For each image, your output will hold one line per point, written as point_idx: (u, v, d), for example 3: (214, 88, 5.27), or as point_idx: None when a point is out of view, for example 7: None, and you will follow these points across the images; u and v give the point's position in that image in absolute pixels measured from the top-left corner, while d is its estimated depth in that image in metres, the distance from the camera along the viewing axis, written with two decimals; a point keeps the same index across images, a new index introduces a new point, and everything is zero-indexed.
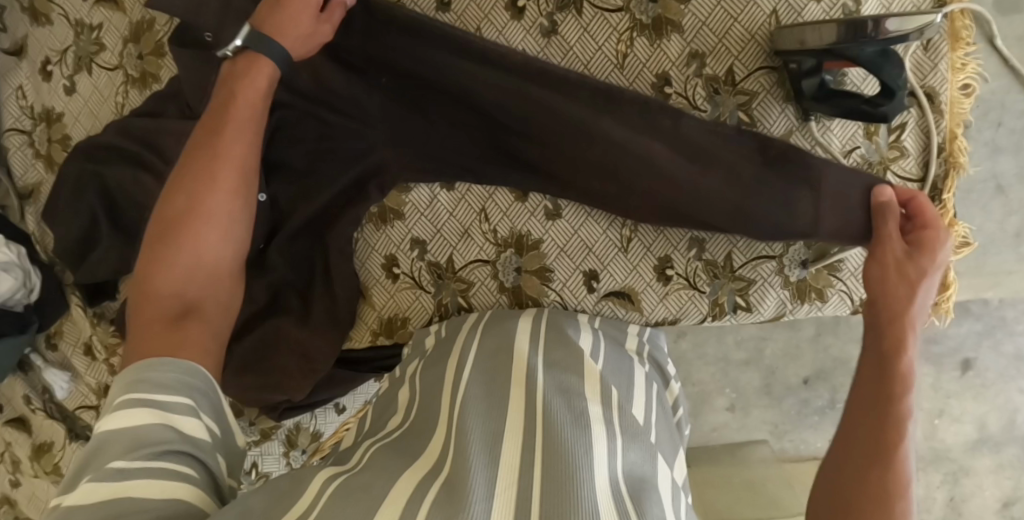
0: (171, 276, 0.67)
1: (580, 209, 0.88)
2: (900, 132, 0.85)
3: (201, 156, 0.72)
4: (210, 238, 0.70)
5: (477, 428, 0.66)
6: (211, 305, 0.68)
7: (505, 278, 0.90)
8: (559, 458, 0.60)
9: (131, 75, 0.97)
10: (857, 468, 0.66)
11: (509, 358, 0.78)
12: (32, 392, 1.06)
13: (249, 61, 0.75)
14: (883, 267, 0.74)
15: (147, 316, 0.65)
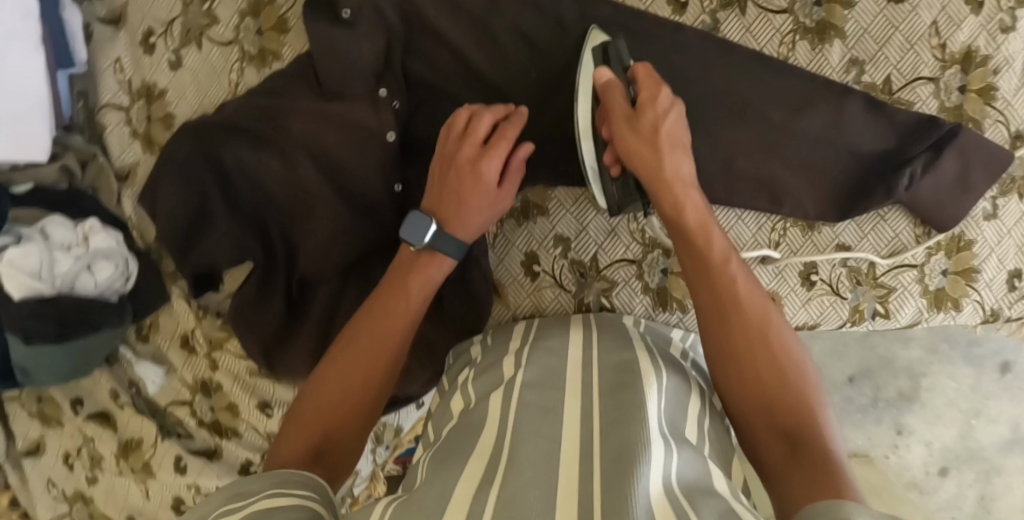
0: (328, 401, 0.71)
1: (730, 211, 0.89)
2: None
3: (380, 300, 0.76)
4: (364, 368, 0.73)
5: (539, 429, 0.66)
6: (348, 436, 0.71)
7: (650, 279, 0.88)
8: (626, 450, 0.60)
9: (249, 52, 0.91)
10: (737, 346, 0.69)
11: (561, 375, 0.75)
12: (119, 387, 1.00)
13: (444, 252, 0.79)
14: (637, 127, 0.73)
15: (306, 431, 0.69)
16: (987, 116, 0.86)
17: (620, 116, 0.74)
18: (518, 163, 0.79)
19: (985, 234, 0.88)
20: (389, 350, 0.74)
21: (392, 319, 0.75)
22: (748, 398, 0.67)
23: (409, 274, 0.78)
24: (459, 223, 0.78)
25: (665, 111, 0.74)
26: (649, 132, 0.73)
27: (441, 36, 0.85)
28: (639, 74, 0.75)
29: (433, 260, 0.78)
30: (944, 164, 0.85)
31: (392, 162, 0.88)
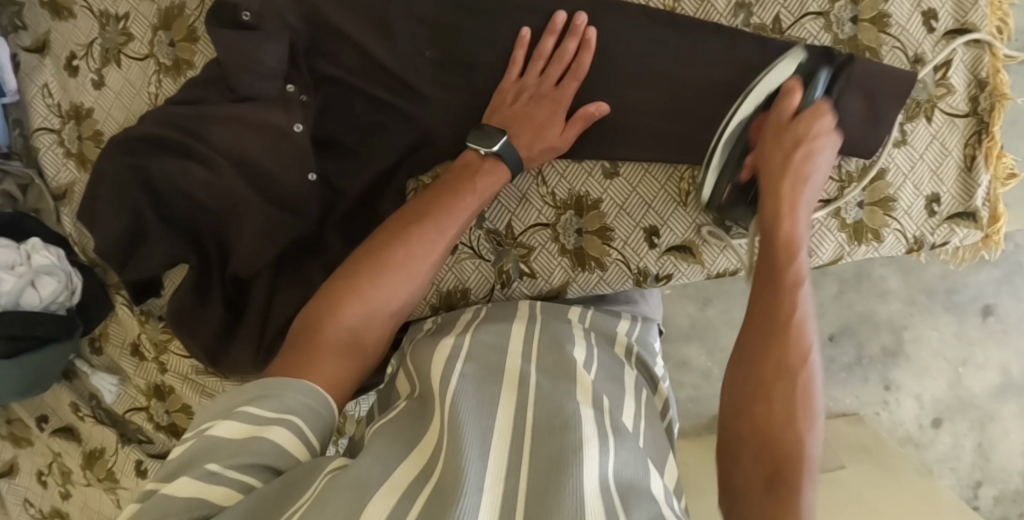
0: (356, 310, 0.76)
1: (638, 165, 0.88)
2: (946, 69, 0.87)
3: (413, 215, 0.82)
4: (391, 288, 0.78)
5: (470, 415, 0.65)
6: (338, 368, 0.72)
7: (566, 241, 0.89)
8: (554, 461, 0.60)
9: (164, 64, 0.95)
10: (766, 335, 0.71)
11: (501, 365, 0.75)
12: (79, 400, 1.04)
13: (482, 174, 0.84)
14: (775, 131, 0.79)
15: (323, 339, 0.73)
16: (883, 43, 0.86)
17: (775, 128, 0.80)
18: (587, 115, 0.84)
19: (897, 161, 0.88)
20: (415, 278, 0.80)
21: (416, 250, 0.80)
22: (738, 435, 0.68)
23: (472, 179, 0.84)
24: (490, 170, 0.84)
25: (819, 130, 0.79)
26: (792, 140, 0.78)
27: (340, 27, 0.88)
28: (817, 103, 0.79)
29: (495, 169, 0.84)
30: (846, 101, 0.84)
31: (308, 155, 0.89)
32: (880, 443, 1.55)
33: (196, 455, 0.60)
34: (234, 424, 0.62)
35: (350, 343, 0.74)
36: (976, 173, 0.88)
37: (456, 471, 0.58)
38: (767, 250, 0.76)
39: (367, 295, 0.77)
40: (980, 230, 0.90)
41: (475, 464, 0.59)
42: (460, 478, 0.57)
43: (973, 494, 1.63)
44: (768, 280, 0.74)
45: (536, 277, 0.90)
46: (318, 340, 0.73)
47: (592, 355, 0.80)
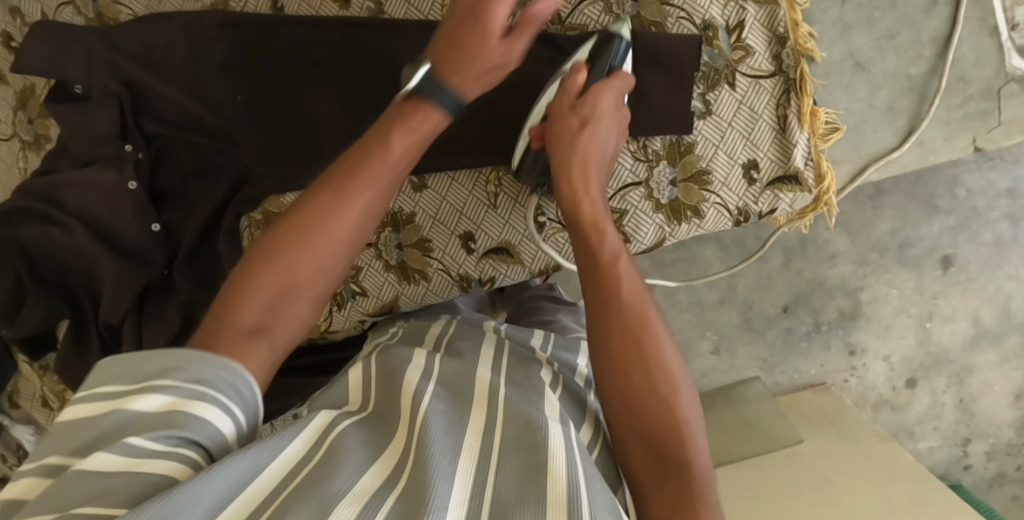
0: (286, 271, 0.66)
1: (443, 174, 0.89)
2: (741, 31, 0.83)
3: (360, 158, 0.72)
4: (331, 247, 0.68)
5: (439, 430, 0.62)
6: (261, 342, 0.63)
7: (389, 256, 0.92)
8: (523, 472, 0.57)
9: (27, 140, 1.03)
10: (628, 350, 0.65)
11: (470, 381, 0.72)
12: (8, 451, 1.15)
13: (414, 109, 0.74)
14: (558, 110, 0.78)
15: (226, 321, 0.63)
16: (667, 16, 0.84)
17: (563, 108, 0.78)
18: (534, 16, 0.74)
19: (706, 133, 0.85)
20: (348, 222, 0.69)
21: (356, 199, 0.70)
22: (625, 390, 0.63)
23: (399, 124, 0.73)
24: (419, 112, 0.74)
25: (603, 107, 0.77)
26: (576, 117, 0.77)
27: (155, 89, 0.94)
28: (610, 78, 0.78)
29: (420, 110, 0.74)
30: (645, 81, 0.84)
31: (144, 207, 0.96)
32: (843, 409, 1.47)
33: (106, 433, 0.53)
34: (158, 398, 0.55)
35: (256, 333, 0.63)
36: (791, 133, 0.84)
37: (422, 481, 0.55)
38: (575, 231, 0.74)
39: (293, 260, 0.67)
40: (808, 193, 0.86)
41: (444, 476, 0.56)
42: (429, 482, 0.54)
43: (963, 452, 1.57)
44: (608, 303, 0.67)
45: (368, 295, 0.93)
46: (206, 340, 0.63)
47: (557, 379, 0.77)
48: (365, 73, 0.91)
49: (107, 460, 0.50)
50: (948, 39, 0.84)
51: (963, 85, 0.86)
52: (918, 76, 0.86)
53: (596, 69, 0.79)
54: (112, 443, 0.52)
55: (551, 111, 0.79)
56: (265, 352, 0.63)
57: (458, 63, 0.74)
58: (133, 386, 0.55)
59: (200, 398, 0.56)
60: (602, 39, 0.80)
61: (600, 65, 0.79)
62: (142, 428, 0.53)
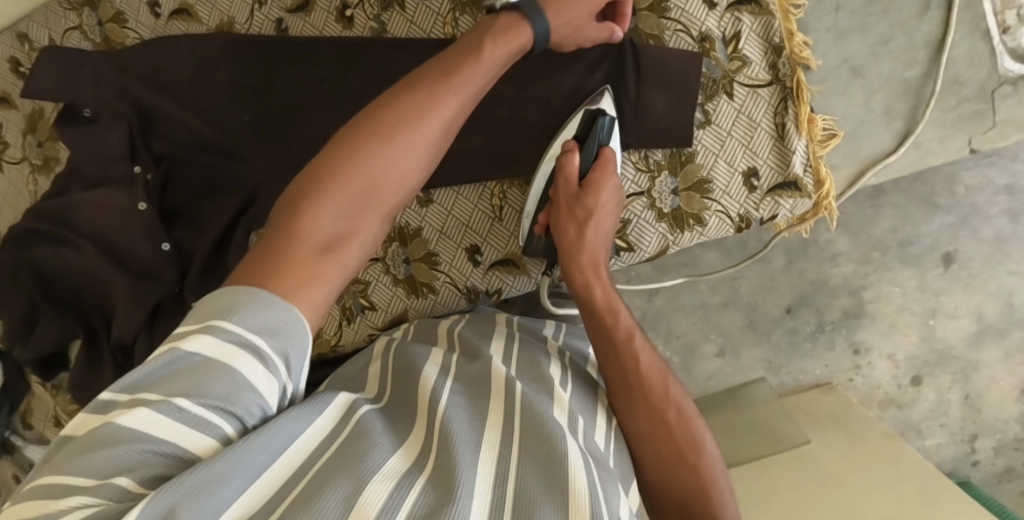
0: (380, 165, 0.68)
1: (448, 189, 0.91)
2: (737, 41, 0.85)
3: (419, 93, 0.71)
4: (390, 162, 0.69)
5: (457, 426, 0.64)
6: (348, 243, 0.66)
7: (397, 271, 0.94)
8: (544, 471, 0.58)
9: (36, 163, 1.05)
10: (653, 422, 0.73)
11: (485, 376, 0.73)
12: (20, 471, 1.13)
13: (506, 27, 0.75)
14: (557, 208, 0.82)
15: (303, 230, 0.63)
16: (665, 28, 0.85)
17: (565, 200, 0.81)
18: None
19: (705, 142, 0.87)
20: (411, 167, 0.71)
21: (423, 121, 0.70)
22: (659, 457, 0.72)
23: (489, 38, 0.74)
24: (513, 29, 0.75)
25: (606, 197, 0.80)
26: (582, 216, 0.80)
27: (165, 110, 0.96)
28: (601, 161, 0.81)
29: (516, 26, 0.75)
30: (649, 95, 0.85)
31: (155, 224, 0.97)
32: (849, 409, 1.48)
33: (152, 377, 0.55)
34: (214, 342, 0.56)
35: (332, 247, 0.64)
36: (789, 140, 0.85)
37: (448, 476, 0.56)
38: (591, 317, 0.78)
39: (369, 168, 0.68)
40: (807, 198, 0.87)
41: (469, 468, 0.57)
42: (455, 476, 0.56)
43: (970, 448, 1.57)
44: (636, 402, 0.73)
45: (376, 309, 0.95)
46: (277, 261, 0.61)
47: (569, 369, 0.79)
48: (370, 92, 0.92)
49: (147, 417, 0.53)
50: (941, 42, 0.86)
51: (957, 87, 0.87)
52: (913, 79, 0.87)
53: (585, 149, 0.82)
54: (146, 395, 0.54)
55: (554, 199, 0.82)
56: (331, 282, 0.64)
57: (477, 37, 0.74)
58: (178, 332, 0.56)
59: (247, 351, 0.56)
60: (588, 116, 0.82)
61: (589, 143, 0.81)
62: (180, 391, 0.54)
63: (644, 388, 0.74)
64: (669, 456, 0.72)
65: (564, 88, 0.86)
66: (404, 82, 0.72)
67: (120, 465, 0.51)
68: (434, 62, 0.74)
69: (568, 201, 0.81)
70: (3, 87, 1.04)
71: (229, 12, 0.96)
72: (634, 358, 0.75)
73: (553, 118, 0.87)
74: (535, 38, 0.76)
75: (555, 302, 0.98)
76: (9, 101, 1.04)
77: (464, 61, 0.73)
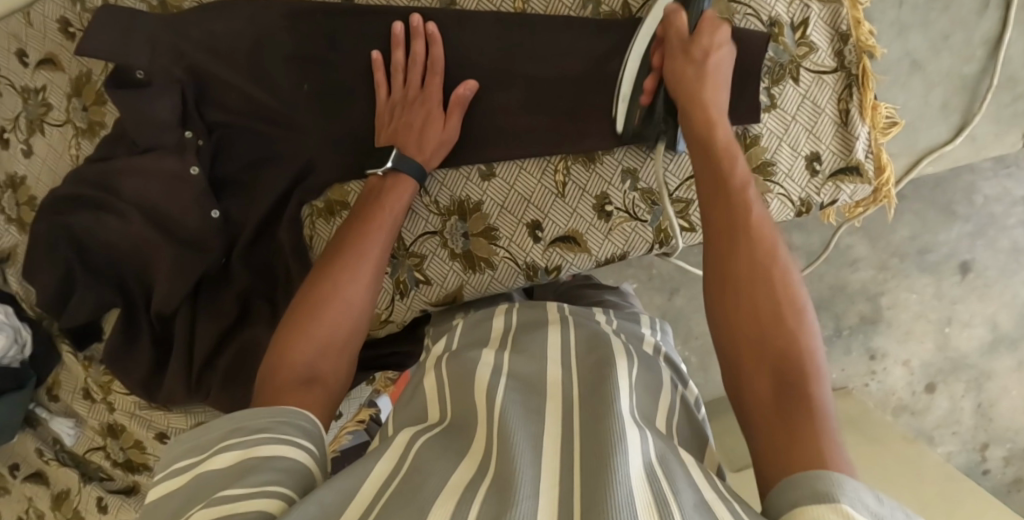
0: (311, 337, 0.75)
1: (511, 163, 0.91)
2: (805, 28, 0.86)
3: (345, 249, 0.82)
4: (353, 298, 0.78)
5: (518, 424, 0.64)
6: (330, 377, 0.74)
7: (454, 245, 0.93)
8: (601, 446, 0.59)
9: (80, 127, 1.02)
10: (750, 253, 0.68)
11: (540, 375, 0.73)
12: (43, 445, 1.10)
13: (393, 184, 0.87)
14: (675, 48, 0.81)
15: (283, 378, 0.71)
16: (735, 12, 0.86)
17: (679, 52, 0.81)
18: (458, 100, 0.87)
19: (769, 126, 0.88)
20: (356, 301, 0.79)
21: (351, 280, 0.79)
22: (752, 317, 0.65)
23: (381, 198, 0.86)
24: (397, 184, 0.87)
25: (714, 67, 0.80)
26: (700, 56, 0.80)
27: (224, 77, 0.95)
28: (704, 18, 0.82)
29: (397, 183, 0.87)
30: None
31: (203, 196, 0.96)
32: (865, 412, 1.49)
33: (199, 492, 0.59)
34: (243, 449, 0.62)
35: (309, 382, 0.72)
36: (852, 126, 0.87)
37: (510, 477, 0.57)
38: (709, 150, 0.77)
39: (326, 317, 0.76)
40: (868, 184, 0.88)
41: (526, 466, 0.58)
42: (514, 477, 0.57)
43: (981, 457, 1.61)
44: (726, 240, 0.70)
45: (431, 283, 0.94)
46: (273, 390, 0.70)
47: (629, 348, 0.79)
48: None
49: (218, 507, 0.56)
50: (999, 40, 0.88)
51: (1013, 85, 0.90)
52: (970, 75, 0.89)
53: (679, 58, 0.82)
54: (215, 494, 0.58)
55: (666, 45, 0.82)
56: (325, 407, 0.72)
57: (380, 187, 0.87)
58: (202, 456, 0.63)
59: (272, 442, 0.62)
60: None
61: (692, 8, 0.82)
62: (229, 480, 0.59)
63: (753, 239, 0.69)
64: (757, 292, 0.66)
65: None
66: (356, 227, 0.84)
67: None
68: (358, 213, 0.86)
69: (680, 45, 0.81)
70: (50, 47, 1.02)
71: None
72: (743, 221, 0.71)
73: None
74: (416, 178, 0.88)
75: (595, 295, 1.00)
76: (55, 62, 1.02)
77: (372, 213, 0.85)
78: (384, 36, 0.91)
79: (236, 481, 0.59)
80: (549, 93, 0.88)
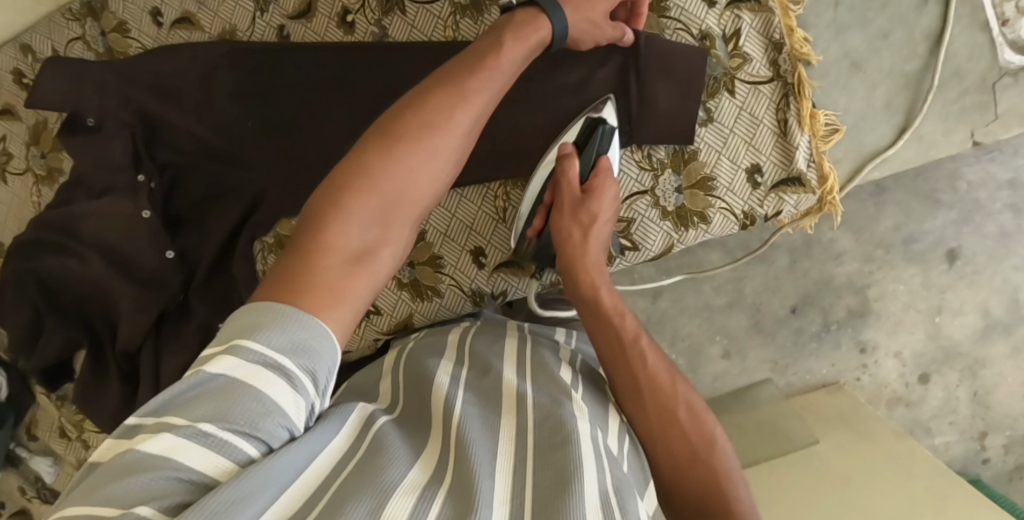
0: (373, 200, 0.66)
1: (451, 191, 0.91)
2: (738, 39, 0.85)
3: (434, 95, 0.70)
4: (439, 157, 0.70)
5: (473, 439, 0.62)
6: (385, 251, 0.66)
7: (401, 274, 0.93)
8: (559, 472, 0.57)
9: (39, 174, 1.05)
10: (685, 455, 0.70)
11: (499, 388, 0.72)
12: (26, 482, 1.14)
13: (528, 22, 0.74)
14: (562, 214, 0.81)
15: (320, 257, 0.61)
16: (665, 27, 0.86)
17: (567, 207, 0.81)
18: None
19: (707, 140, 0.87)
20: (438, 172, 0.70)
21: (448, 137, 0.70)
22: (673, 459, 0.70)
23: (508, 36, 0.73)
24: (530, 23, 0.74)
25: (607, 203, 0.81)
26: (586, 219, 0.80)
27: (172, 119, 0.96)
28: (599, 169, 0.82)
29: (533, 26, 0.74)
30: (653, 90, 0.85)
31: (159, 234, 0.97)
32: (858, 407, 1.44)
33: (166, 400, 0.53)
34: (237, 362, 0.54)
35: (360, 259, 0.63)
36: (792, 136, 0.86)
37: (468, 485, 0.56)
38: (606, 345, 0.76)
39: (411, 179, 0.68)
40: (811, 194, 0.87)
41: (487, 480, 0.57)
42: (473, 486, 0.55)
43: (981, 446, 1.54)
44: (647, 400, 0.72)
45: (381, 313, 0.94)
46: (321, 265, 0.61)
47: (581, 374, 0.77)
48: (375, 98, 0.92)
49: (170, 441, 0.50)
50: (940, 37, 0.86)
51: (958, 79, 0.88)
52: (912, 73, 0.87)
53: (585, 156, 0.82)
54: (171, 419, 0.52)
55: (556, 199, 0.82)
56: (371, 284, 0.64)
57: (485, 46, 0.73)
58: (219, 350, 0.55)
59: (272, 369, 0.55)
60: (588, 125, 0.83)
61: (587, 151, 0.82)
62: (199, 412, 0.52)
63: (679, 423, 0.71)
64: (687, 497, 0.69)
65: (564, 86, 0.86)
66: (444, 73, 0.72)
67: (142, 492, 0.48)
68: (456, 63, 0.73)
69: (566, 209, 0.81)
70: (6, 98, 1.05)
71: (230, 20, 0.96)
72: (659, 402, 0.72)
73: (555, 120, 0.87)
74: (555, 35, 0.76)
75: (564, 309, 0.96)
76: (12, 112, 1.05)
77: (486, 58, 0.72)
78: (324, 70, 0.93)
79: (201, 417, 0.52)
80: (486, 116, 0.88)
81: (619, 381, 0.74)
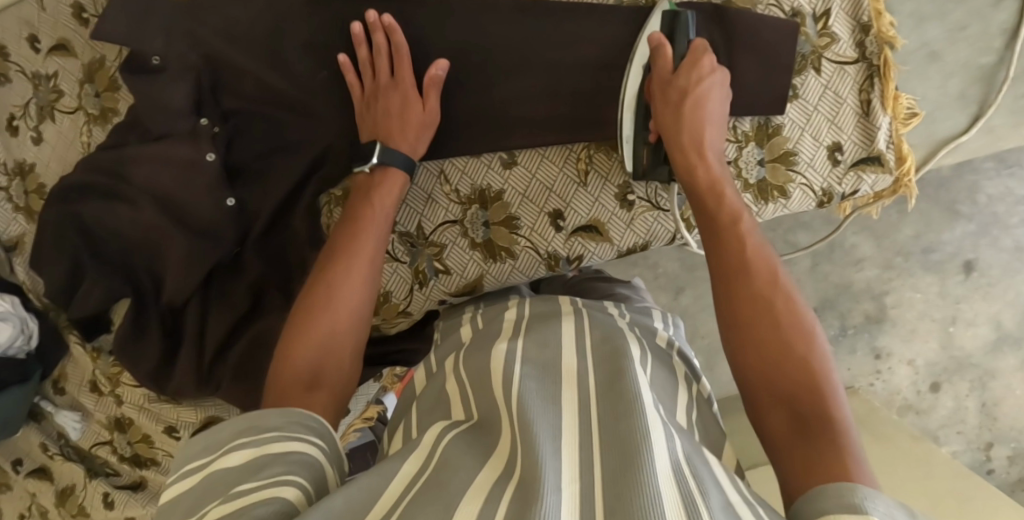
0: (320, 333, 0.74)
1: (533, 152, 0.91)
2: (827, 19, 0.87)
3: (338, 245, 0.81)
4: (353, 294, 0.77)
5: (542, 423, 0.57)
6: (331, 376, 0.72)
7: (475, 234, 0.93)
8: (625, 447, 0.53)
9: (92, 113, 1.00)
10: (772, 340, 0.64)
11: (556, 362, 0.67)
12: (48, 439, 1.08)
13: (382, 173, 0.87)
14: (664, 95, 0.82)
15: (283, 382, 0.70)
16: (757, 2, 0.87)
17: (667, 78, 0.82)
18: (433, 77, 0.87)
19: (792, 116, 0.88)
20: (353, 305, 0.77)
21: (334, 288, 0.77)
22: (757, 343, 0.65)
23: (372, 195, 0.86)
24: (385, 179, 0.87)
25: (703, 79, 0.81)
26: (680, 96, 0.81)
27: (239, 63, 0.94)
28: (692, 48, 0.82)
29: (386, 178, 0.87)
30: (740, 64, 0.87)
31: (217, 182, 0.94)
32: (873, 411, 1.43)
33: (211, 490, 0.57)
34: (250, 446, 0.60)
35: (311, 384, 0.70)
36: (873, 116, 0.87)
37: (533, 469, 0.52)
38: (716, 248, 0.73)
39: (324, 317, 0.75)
40: (888, 174, 0.89)
41: (550, 461, 0.53)
42: (538, 472, 0.51)
43: (985, 455, 1.50)
44: (751, 298, 0.67)
45: (451, 273, 0.94)
46: (275, 394, 0.69)
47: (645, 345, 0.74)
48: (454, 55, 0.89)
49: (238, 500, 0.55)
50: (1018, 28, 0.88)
51: None
52: (988, 66, 0.90)
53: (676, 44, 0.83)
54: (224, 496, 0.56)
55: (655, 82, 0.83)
56: (337, 394, 0.72)
57: (370, 184, 0.87)
58: (216, 455, 0.60)
59: (280, 434, 0.61)
60: (670, 15, 0.83)
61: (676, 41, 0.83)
62: (246, 476, 0.57)
63: (779, 314, 0.66)
64: (771, 383, 0.62)
65: None
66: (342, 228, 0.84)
67: None
68: (350, 209, 0.85)
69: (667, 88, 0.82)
70: (62, 32, 1.00)
71: None
72: (756, 283, 0.68)
73: None
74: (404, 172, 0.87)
75: (607, 288, 0.95)
76: (67, 47, 1.01)
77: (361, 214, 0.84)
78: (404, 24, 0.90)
79: (250, 478, 0.57)
80: (574, 78, 0.88)
81: (721, 273, 0.71)
